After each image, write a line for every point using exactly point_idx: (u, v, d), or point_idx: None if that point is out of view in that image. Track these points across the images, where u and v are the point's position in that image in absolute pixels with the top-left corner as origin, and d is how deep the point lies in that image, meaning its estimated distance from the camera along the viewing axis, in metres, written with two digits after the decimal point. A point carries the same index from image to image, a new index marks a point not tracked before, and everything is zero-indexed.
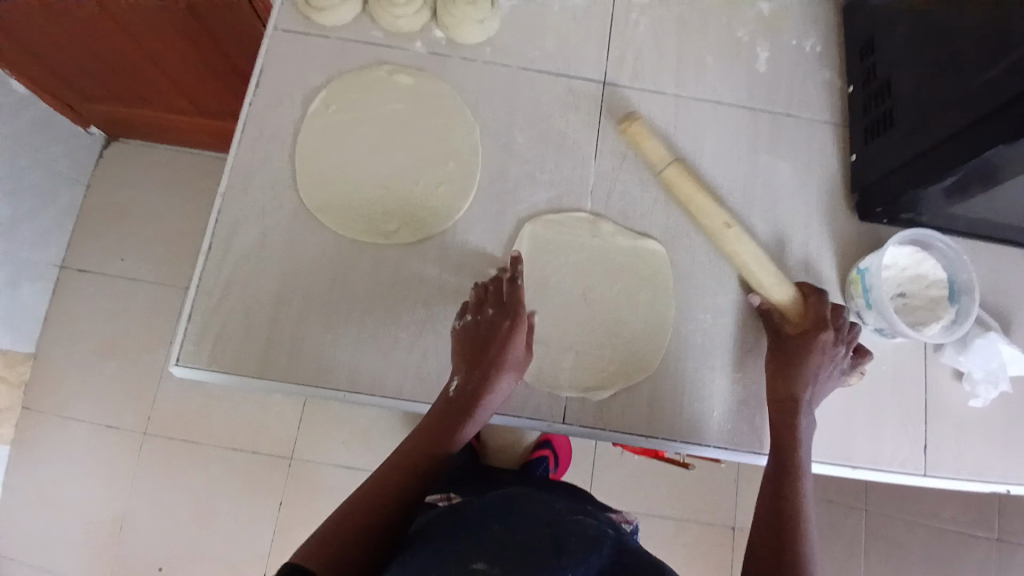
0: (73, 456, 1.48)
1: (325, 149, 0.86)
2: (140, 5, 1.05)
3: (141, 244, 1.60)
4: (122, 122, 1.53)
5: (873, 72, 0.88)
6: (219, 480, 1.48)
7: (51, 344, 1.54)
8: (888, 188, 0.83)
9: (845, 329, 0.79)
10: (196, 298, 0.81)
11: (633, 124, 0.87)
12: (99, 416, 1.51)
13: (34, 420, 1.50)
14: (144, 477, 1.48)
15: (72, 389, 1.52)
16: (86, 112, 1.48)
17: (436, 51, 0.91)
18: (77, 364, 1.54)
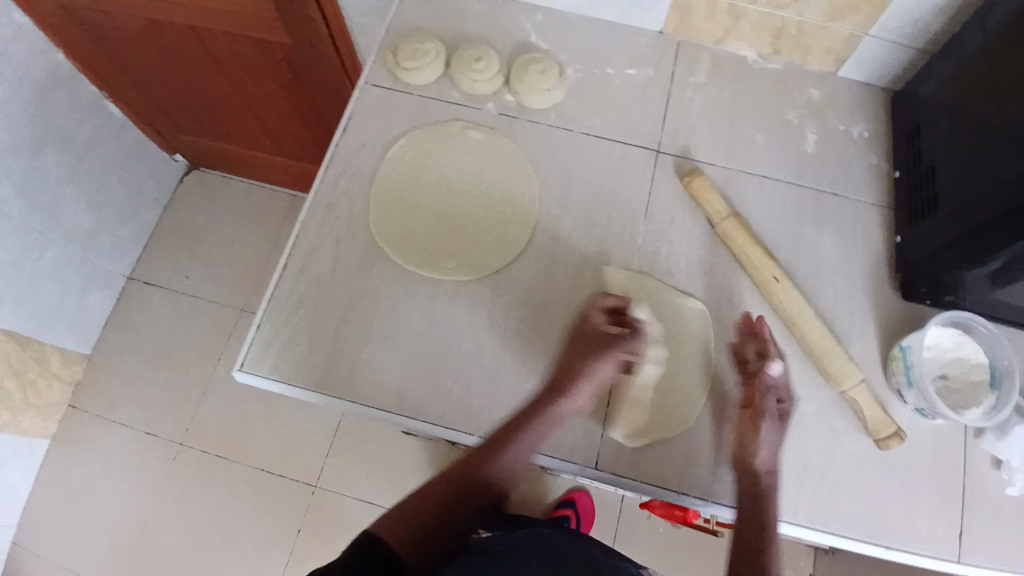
0: (114, 456, 1.56)
1: (399, 190, 0.94)
2: (240, 52, 1.21)
3: (205, 264, 1.72)
4: (205, 154, 1.70)
5: (919, 160, 0.93)
6: (243, 497, 1.52)
7: (107, 349, 1.65)
8: (931, 269, 0.85)
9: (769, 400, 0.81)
10: (265, 312, 0.88)
11: (696, 179, 0.94)
12: (141, 422, 1.59)
13: (79, 420, 1.59)
14: (174, 487, 1.53)
15: (122, 392, 1.61)
16: (176, 141, 1.67)
17: (506, 112, 1.00)
18: (130, 369, 1.63)
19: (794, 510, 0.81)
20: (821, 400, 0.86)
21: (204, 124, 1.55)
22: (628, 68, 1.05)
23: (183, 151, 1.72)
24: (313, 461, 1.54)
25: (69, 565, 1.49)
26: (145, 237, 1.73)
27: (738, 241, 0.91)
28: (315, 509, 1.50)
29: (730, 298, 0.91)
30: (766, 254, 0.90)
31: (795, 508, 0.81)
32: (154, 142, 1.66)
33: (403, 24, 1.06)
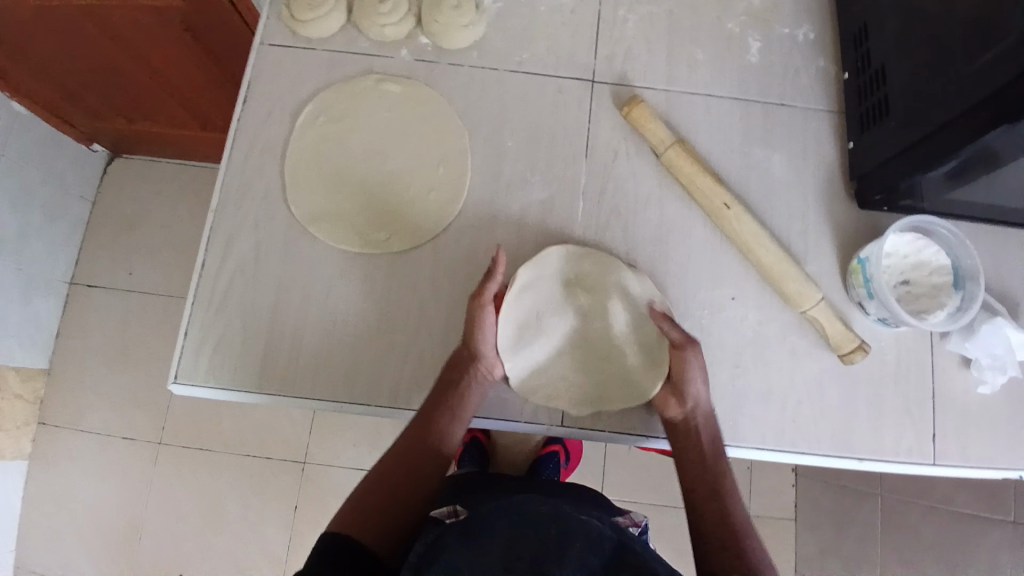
0: (91, 465, 1.49)
1: (316, 159, 0.86)
2: (138, 22, 1.05)
3: (149, 256, 1.58)
4: (128, 138, 1.52)
5: (868, 59, 0.86)
6: (233, 484, 1.48)
7: (64, 359, 1.53)
8: (885, 176, 0.81)
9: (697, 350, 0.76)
10: (192, 314, 0.81)
11: (636, 107, 0.87)
12: (115, 426, 1.50)
13: (50, 435, 1.50)
14: (159, 485, 1.48)
15: (87, 400, 1.52)
16: (88, 128, 1.47)
17: (423, 58, 0.91)
18: (93, 374, 1.53)
19: (763, 436, 0.80)
20: (781, 323, 0.84)
21: (112, 106, 1.38)
22: None
23: (101, 139, 1.53)
24: (297, 437, 1.51)
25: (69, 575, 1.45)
26: (80, 235, 1.57)
27: (688, 173, 0.85)
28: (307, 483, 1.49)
29: (682, 230, 0.87)
30: (714, 181, 0.85)
31: (765, 434, 0.80)
32: (67, 135, 1.45)
33: None
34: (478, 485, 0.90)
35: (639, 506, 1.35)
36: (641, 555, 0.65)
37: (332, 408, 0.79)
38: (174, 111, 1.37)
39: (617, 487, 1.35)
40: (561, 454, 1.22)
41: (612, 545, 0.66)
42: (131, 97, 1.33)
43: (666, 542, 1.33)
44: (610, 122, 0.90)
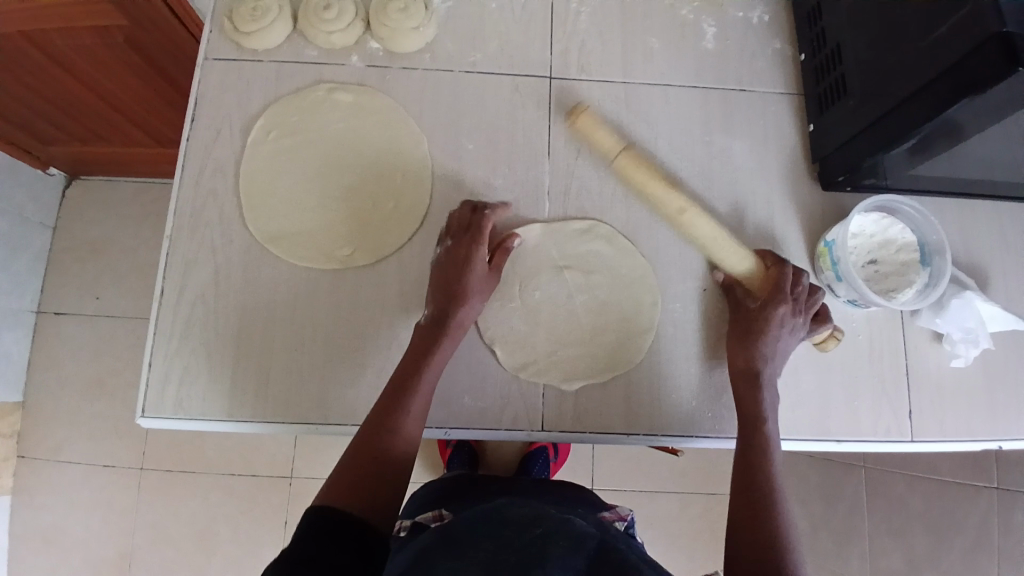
0: (73, 496, 1.43)
1: (269, 175, 0.84)
2: (76, 42, 1.00)
3: (117, 280, 1.52)
4: (86, 160, 1.45)
5: (822, 39, 0.86)
6: (221, 505, 1.44)
7: (38, 391, 1.46)
8: (846, 156, 0.81)
9: (803, 300, 0.79)
10: (154, 345, 0.79)
11: (581, 116, 0.84)
12: (94, 455, 1.44)
13: (30, 469, 1.43)
14: (145, 511, 1.43)
15: (66, 431, 1.45)
16: (47, 154, 1.41)
17: (374, 64, 0.89)
18: (66, 405, 1.46)
19: None
20: None
21: (68, 132, 1.32)
22: None
23: (57, 162, 1.46)
24: (282, 453, 1.48)
25: None
26: (44, 263, 1.50)
27: (641, 176, 0.81)
28: (297, 498, 1.46)
29: (649, 224, 0.86)
30: (668, 186, 0.82)
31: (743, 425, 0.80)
32: (24, 161, 1.39)
33: None
34: (464, 488, 0.89)
35: (629, 495, 1.35)
36: (625, 552, 0.62)
37: (306, 431, 0.77)
38: (133, 133, 1.33)
39: (608, 478, 1.35)
40: (550, 449, 1.21)
41: (595, 545, 0.63)
42: (89, 122, 1.28)
43: (660, 529, 1.34)
44: (570, 117, 0.89)
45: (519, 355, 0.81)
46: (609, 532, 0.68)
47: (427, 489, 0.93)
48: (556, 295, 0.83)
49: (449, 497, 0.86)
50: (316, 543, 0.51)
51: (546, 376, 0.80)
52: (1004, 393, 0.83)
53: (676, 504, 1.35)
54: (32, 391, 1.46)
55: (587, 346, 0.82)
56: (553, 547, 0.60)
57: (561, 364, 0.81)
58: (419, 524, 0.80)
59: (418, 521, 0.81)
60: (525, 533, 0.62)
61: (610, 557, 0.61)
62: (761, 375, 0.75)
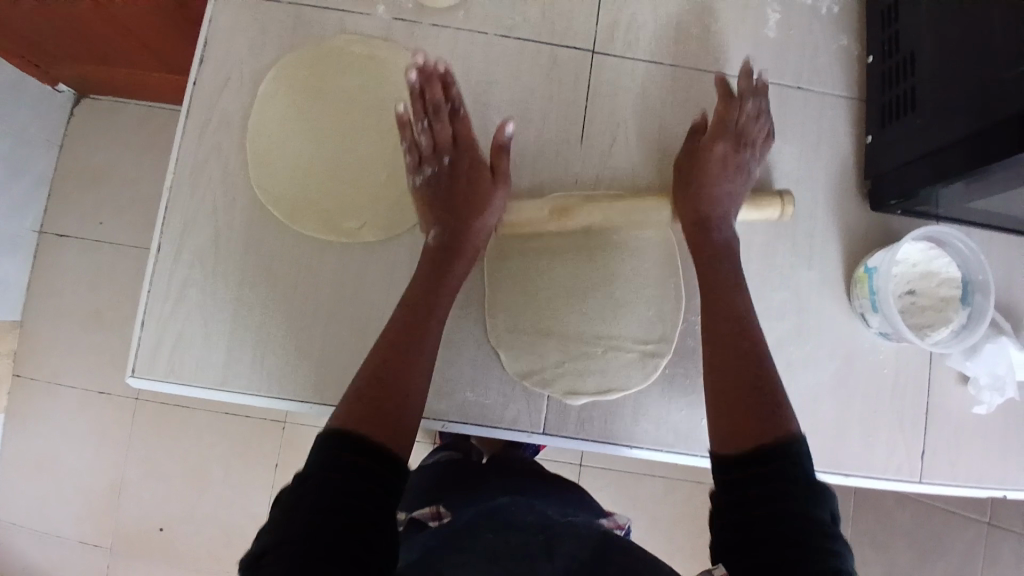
0: (68, 419, 1.35)
1: (279, 133, 0.78)
2: None
3: (122, 206, 1.37)
4: (95, 80, 1.29)
5: (896, 42, 0.78)
6: (213, 442, 1.34)
7: (39, 313, 1.35)
8: (903, 179, 0.74)
9: (741, 138, 0.76)
10: (148, 304, 0.75)
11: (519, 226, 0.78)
12: (92, 383, 1.35)
13: (26, 390, 1.35)
14: (139, 442, 1.34)
15: (62, 355, 1.35)
16: (53, 69, 1.25)
17: (403, 18, 0.81)
18: (65, 329, 1.35)
19: None
20: (779, 331, 0.79)
21: (76, 48, 1.16)
22: None
23: (66, 79, 1.31)
24: None
25: (49, 533, 1.34)
26: (48, 182, 1.36)
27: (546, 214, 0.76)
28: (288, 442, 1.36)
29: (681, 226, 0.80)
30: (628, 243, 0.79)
31: None
32: (30, 77, 1.24)
33: None
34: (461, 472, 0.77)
35: None
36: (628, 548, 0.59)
37: (300, 409, 0.75)
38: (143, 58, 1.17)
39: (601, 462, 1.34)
40: None
41: (597, 539, 0.60)
42: (99, 41, 1.13)
43: None
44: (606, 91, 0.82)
45: (525, 360, 0.76)
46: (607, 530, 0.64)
47: (418, 471, 0.81)
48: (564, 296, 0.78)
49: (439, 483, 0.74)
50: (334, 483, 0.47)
51: (551, 384, 0.76)
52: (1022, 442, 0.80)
53: None
54: (33, 311, 1.35)
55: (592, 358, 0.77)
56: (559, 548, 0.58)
57: (570, 370, 0.77)
58: (415, 521, 0.67)
59: (414, 516, 0.68)
60: (529, 539, 0.59)
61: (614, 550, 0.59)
62: (714, 218, 0.72)
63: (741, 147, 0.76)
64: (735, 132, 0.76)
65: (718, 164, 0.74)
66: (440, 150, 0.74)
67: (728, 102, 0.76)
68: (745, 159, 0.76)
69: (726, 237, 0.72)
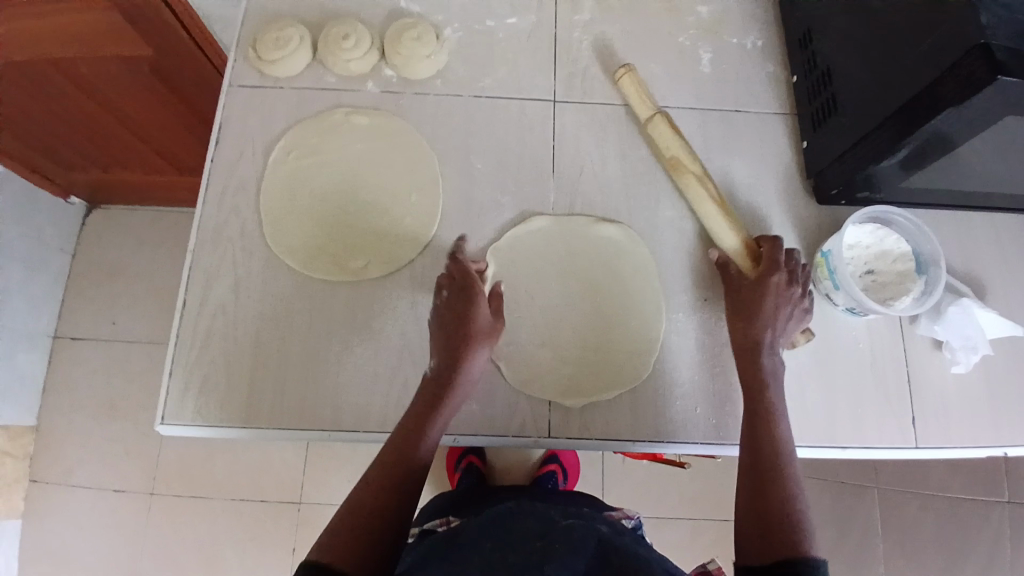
0: (83, 517, 1.34)
1: (288, 193, 0.88)
2: (104, 72, 1.00)
3: (136, 301, 1.45)
4: (109, 187, 1.41)
5: (814, 62, 0.91)
6: (231, 523, 1.34)
7: (55, 413, 1.38)
8: (840, 171, 0.85)
9: (799, 271, 0.81)
10: (176, 356, 0.82)
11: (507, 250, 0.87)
12: (107, 477, 1.36)
13: (40, 493, 1.35)
14: (155, 533, 1.33)
15: (77, 452, 1.37)
16: (69, 180, 1.36)
17: (390, 89, 0.94)
18: (81, 425, 1.38)
19: None
20: None
21: (90, 155, 1.27)
22: (509, 18, 0.99)
23: (79, 189, 1.42)
24: (291, 474, 1.37)
25: None
26: (64, 285, 1.44)
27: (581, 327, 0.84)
28: (306, 515, 1.35)
29: (652, 236, 0.89)
30: (611, 253, 0.88)
31: None
32: (43, 189, 1.34)
33: (260, 11, 0.98)
34: (472, 495, 0.86)
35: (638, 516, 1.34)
36: (626, 555, 0.59)
37: (320, 437, 0.79)
38: (155, 161, 1.30)
39: (619, 499, 1.34)
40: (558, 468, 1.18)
41: (595, 545, 0.60)
42: (110, 146, 1.24)
43: (671, 553, 1.32)
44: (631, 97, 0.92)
45: (523, 369, 0.82)
46: (617, 530, 0.66)
47: (438, 499, 0.90)
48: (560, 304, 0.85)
49: (457, 506, 0.84)
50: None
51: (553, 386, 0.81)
52: (1006, 399, 0.85)
53: (688, 527, 1.34)
54: (50, 412, 1.38)
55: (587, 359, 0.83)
56: (553, 554, 0.57)
57: (568, 371, 0.83)
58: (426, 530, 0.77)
59: (427, 527, 0.79)
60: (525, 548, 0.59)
61: (612, 562, 0.59)
62: (758, 341, 0.76)
63: (797, 283, 0.80)
64: (788, 270, 0.80)
65: (760, 296, 0.78)
66: (451, 285, 0.79)
67: (778, 248, 0.81)
68: (801, 296, 0.80)
69: (772, 362, 0.76)
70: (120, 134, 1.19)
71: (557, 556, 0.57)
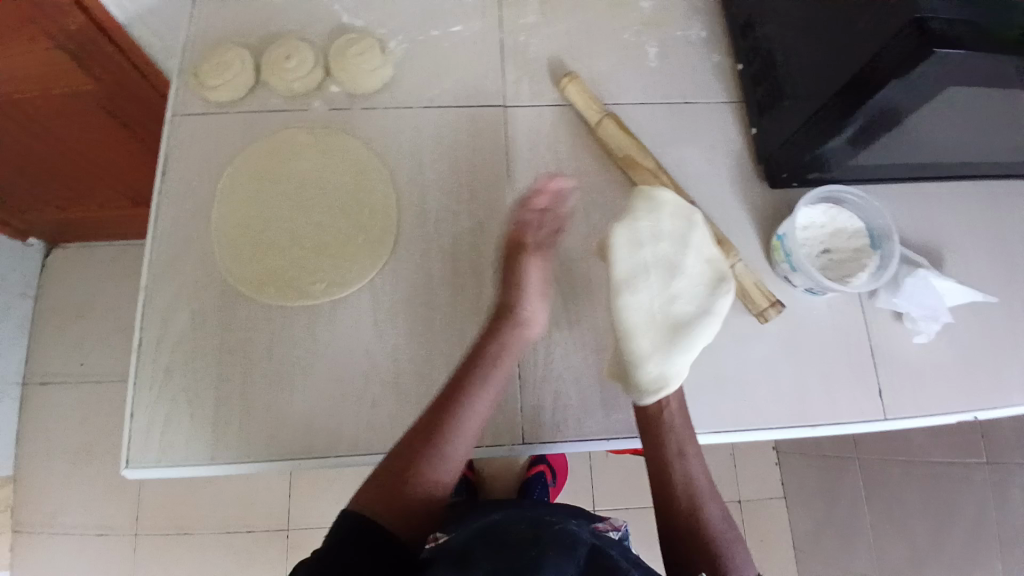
0: (68, 565, 1.30)
1: (240, 219, 0.87)
2: (44, 110, 0.97)
3: (105, 339, 1.42)
4: (67, 226, 1.37)
5: (756, 48, 0.92)
6: (221, 555, 1.32)
7: (30, 461, 1.35)
8: (789, 153, 0.86)
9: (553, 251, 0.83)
10: (136, 395, 0.80)
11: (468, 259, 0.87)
12: (90, 521, 1.32)
13: (22, 543, 1.31)
14: (144, 573, 1.30)
15: (57, 498, 1.33)
16: (25, 223, 1.33)
17: (337, 106, 0.93)
18: (58, 471, 1.34)
19: (717, 420, 0.82)
20: None
21: (44, 198, 1.24)
22: (453, 27, 0.99)
23: (37, 231, 1.38)
24: (279, 500, 1.35)
25: None
26: (29, 329, 1.40)
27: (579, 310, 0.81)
28: (297, 540, 1.34)
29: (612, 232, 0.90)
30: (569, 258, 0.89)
31: (719, 416, 0.82)
32: (0, 233, 1.31)
33: (200, 38, 0.97)
34: None
35: (629, 510, 1.34)
36: (615, 558, 0.59)
37: (292, 464, 0.78)
38: (111, 195, 1.26)
39: (609, 495, 1.35)
40: (543, 470, 1.18)
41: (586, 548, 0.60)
42: (64, 186, 1.21)
43: None
44: (576, 103, 0.93)
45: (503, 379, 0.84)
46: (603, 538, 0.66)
47: None
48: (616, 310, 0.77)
49: None
50: (353, 550, 0.59)
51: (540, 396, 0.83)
52: (969, 364, 0.86)
53: None
54: (26, 461, 1.34)
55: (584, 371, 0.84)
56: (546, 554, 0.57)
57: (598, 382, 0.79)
58: None
59: None
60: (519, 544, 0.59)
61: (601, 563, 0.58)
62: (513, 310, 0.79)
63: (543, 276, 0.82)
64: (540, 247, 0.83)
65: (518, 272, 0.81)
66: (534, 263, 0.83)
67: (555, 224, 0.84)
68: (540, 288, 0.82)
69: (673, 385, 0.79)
70: (72, 172, 1.16)
71: (550, 558, 0.57)
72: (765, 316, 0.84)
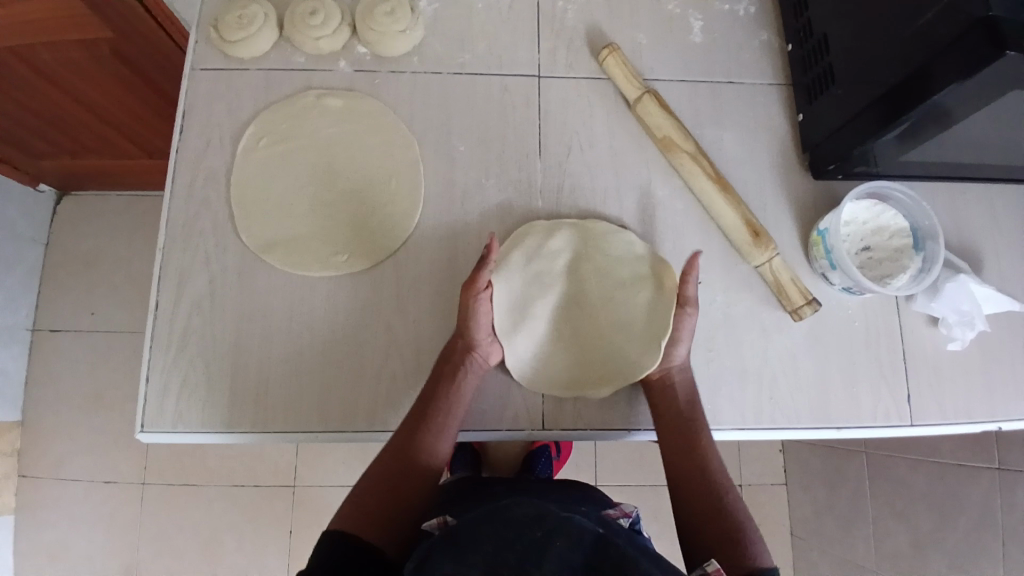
0: (76, 512, 1.32)
1: (261, 183, 0.84)
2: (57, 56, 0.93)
3: (115, 292, 1.40)
4: (78, 175, 1.33)
5: (809, 29, 0.87)
6: (227, 510, 1.33)
7: (38, 408, 1.35)
8: (837, 144, 0.81)
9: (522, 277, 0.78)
10: (151, 356, 0.78)
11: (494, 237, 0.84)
12: (98, 470, 1.33)
13: (30, 488, 1.32)
14: (150, 524, 1.32)
15: (66, 446, 1.34)
16: (36, 169, 1.29)
17: (363, 68, 0.89)
18: (67, 419, 1.35)
19: (741, 416, 0.80)
20: (750, 301, 0.84)
21: (56, 144, 1.20)
22: None
23: (47, 178, 1.34)
24: (285, 460, 1.36)
25: None
26: (39, 277, 1.38)
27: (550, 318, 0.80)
28: (302, 499, 1.35)
29: (644, 216, 0.87)
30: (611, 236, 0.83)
31: (743, 412, 0.80)
32: (12, 178, 1.28)
33: None
34: (468, 487, 0.83)
35: (633, 489, 1.35)
36: (624, 547, 0.58)
37: (308, 437, 0.77)
38: (123, 145, 1.22)
39: (613, 474, 1.35)
40: (552, 447, 1.18)
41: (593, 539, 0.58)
42: (75, 133, 1.17)
43: (667, 523, 1.34)
44: (616, 78, 0.88)
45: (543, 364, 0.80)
46: (612, 527, 0.63)
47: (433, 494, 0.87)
48: (557, 320, 0.80)
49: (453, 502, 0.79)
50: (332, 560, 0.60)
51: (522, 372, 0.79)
52: (1001, 374, 0.84)
53: None
54: (34, 407, 1.35)
55: (567, 350, 0.80)
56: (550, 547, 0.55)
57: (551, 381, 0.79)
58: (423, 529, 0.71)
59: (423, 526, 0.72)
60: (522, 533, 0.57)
61: (609, 555, 0.56)
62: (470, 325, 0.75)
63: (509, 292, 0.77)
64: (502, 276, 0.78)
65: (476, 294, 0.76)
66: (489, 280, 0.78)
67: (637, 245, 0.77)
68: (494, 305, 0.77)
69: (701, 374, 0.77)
70: (83, 120, 1.12)
71: (554, 550, 0.55)
72: (799, 313, 0.82)
